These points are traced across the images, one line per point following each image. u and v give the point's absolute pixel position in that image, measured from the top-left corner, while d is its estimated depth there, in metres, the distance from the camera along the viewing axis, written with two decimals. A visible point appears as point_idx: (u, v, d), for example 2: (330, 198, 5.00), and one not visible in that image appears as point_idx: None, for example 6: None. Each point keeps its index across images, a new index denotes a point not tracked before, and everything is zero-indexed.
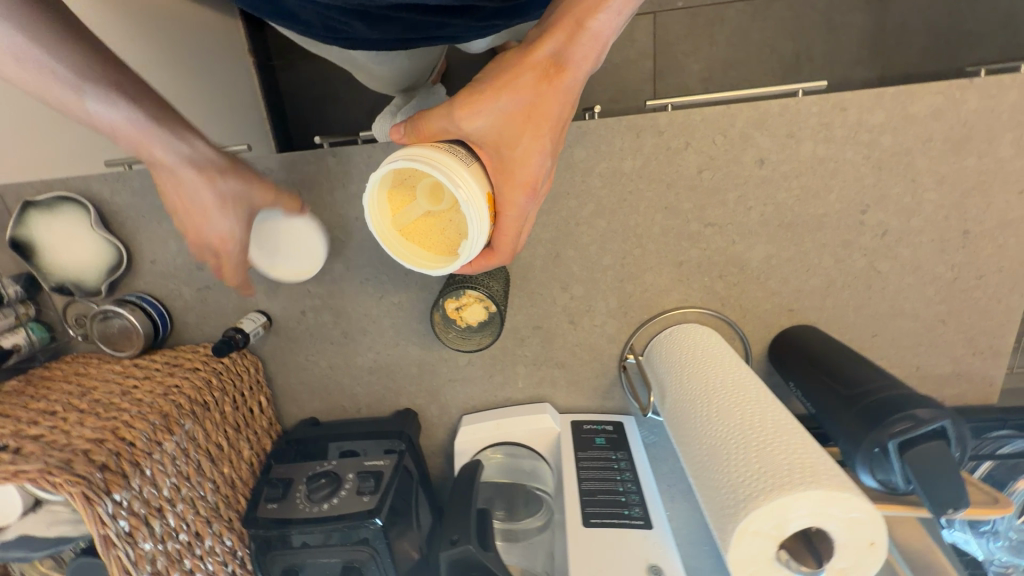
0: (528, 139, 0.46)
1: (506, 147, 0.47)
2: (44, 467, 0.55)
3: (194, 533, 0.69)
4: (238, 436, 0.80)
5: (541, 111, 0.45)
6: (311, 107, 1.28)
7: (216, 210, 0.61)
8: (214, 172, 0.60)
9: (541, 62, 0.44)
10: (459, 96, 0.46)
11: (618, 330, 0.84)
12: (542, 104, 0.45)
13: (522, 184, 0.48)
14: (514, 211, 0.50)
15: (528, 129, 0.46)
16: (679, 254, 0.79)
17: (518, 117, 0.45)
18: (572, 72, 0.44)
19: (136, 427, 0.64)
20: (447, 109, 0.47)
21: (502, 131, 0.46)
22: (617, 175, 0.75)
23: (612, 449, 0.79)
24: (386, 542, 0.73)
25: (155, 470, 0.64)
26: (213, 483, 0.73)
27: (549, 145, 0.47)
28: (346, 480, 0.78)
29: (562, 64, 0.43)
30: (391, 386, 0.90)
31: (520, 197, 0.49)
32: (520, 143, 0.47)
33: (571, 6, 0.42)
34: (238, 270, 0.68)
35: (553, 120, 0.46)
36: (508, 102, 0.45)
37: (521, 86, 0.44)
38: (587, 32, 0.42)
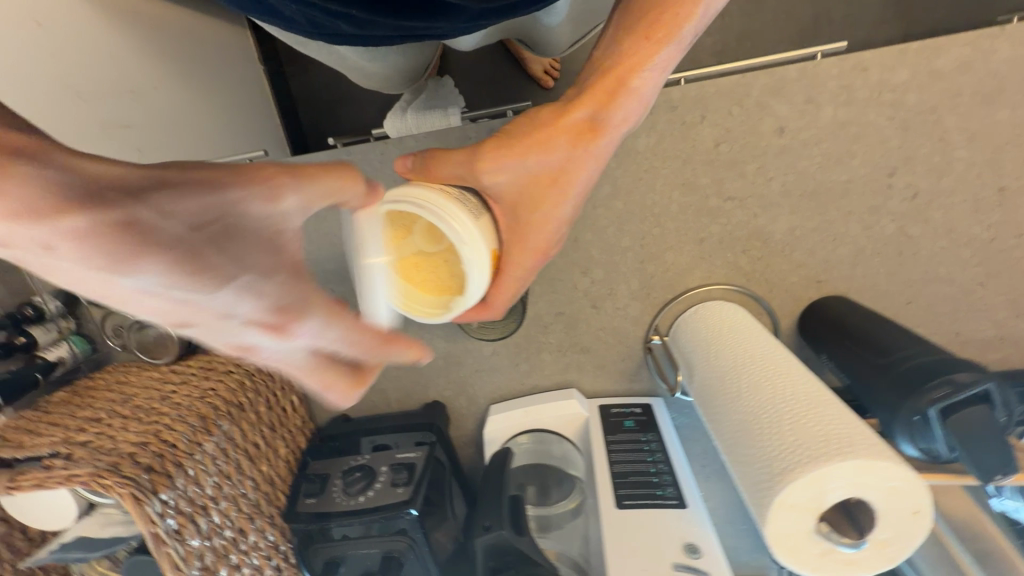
0: (551, 204, 0.51)
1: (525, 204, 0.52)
2: (94, 470, 0.57)
3: (237, 530, 0.71)
4: (274, 435, 0.82)
5: (564, 177, 0.50)
6: (323, 111, 1.29)
7: (205, 280, 0.23)
8: (135, 191, 0.22)
9: (574, 125, 0.47)
10: (486, 148, 0.51)
11: (642, 312, 0.83)
12: (568, 167, 0.49)
13: (535, 247, 0.54)
14: (521, 269, 0.55)
15: (551, 190, 0.50)
16: (700, 231, 0.77)
17: (541, 180, 0.50)
18: (604, 136, 0.48)
19: (177, 429, 0.66)
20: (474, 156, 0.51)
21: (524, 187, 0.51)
22: (631, 155, 0.74)
23: (642, 431, 0.79)
24: (422, 532, 0.74)
25: (197, 470, 0.66)
26: (252, 482, 0.75)
27: (567, 209, 0.52)
28: (379, 473, 0.79)
29: (594, 127, 0.47)
30: (419, 379, 0.92)
31: (530, 258, 0.55)
32: (540, 205, 0.51)
33: (608, 69, 0.44)
34: (355, 351, 0.30)
35: (574, 186, 0.51)
36: (534, 164, 0.49)
37: (554, 150, 0.48)
38: (623, 93, 0.45)
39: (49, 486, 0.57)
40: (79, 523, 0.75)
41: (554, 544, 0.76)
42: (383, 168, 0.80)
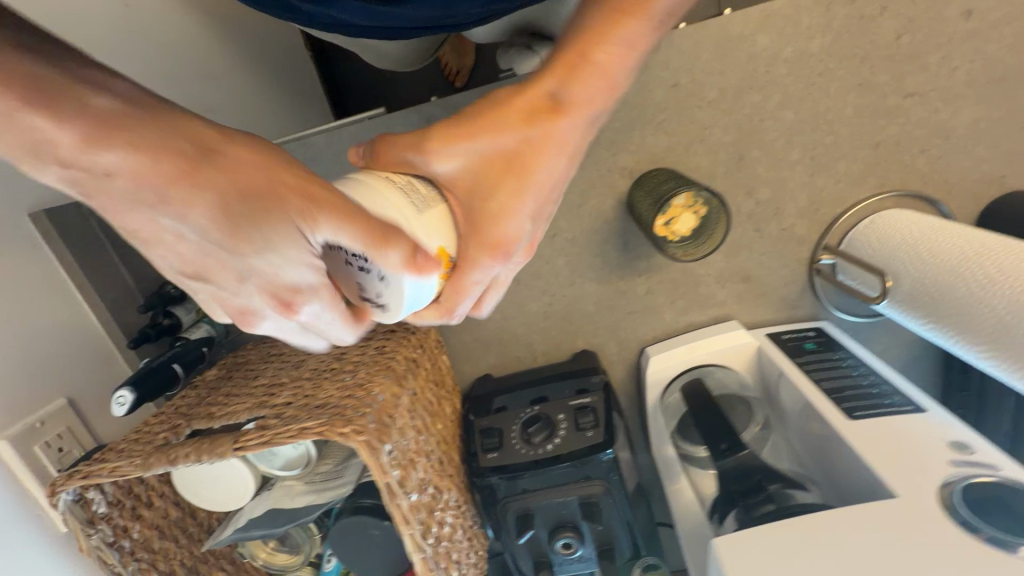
0: (506, 197, 0.49)
1: (536, 212, 0.50)
2: (324, 421, 0.54)
3: (435, 488, 0.67)
4: (441, 392, 0.79)
5: (523, 165, 0.49)
6: (387, 78, 1.23)
7: (233, 247, 0.35)
8: (175, 177, 0.32)
9: (542, 105, 0.48)
10: (519, 151, 0.48)
11: (809, 231, 0.80)
12: (525, 154, 0.48)
13: (491, 245, 0.48)
14: (478, 270, 0.49)
15: (506, 179, 0.49)
16: (875, 133, 0.74)
17: (496, 164, 0.49)
18: (571, 114, 0.48)
19: (376, 382, 0.63)
20: (509, 165, 0.49)
21: (541, 164, 0.49)
22: (805, 58, 0.70)
23: (828, 350, 0.77)
24: (618, 473, 0.72)
25: (403, 422, 0.62)
26: (436, 439, 0.72)
27: (525, 205, 0.49)
28: (560, 420, 0.75)
29: (564, 104, 0.48)
30: (568, 328, 0.88)
31: (488, 260, 0.49)
32: (495, 198, 0.49)
33: (576, 46, 0.47)
34: (339, 325, 0.42)
35: (535, 177, 0.49)
36: (486, 145, 0.48)
37: (566, 145, 0.49)
38: (591, 70, 0.46)
39: (283, 442, 0.53)
40: (260, 497, 0.72)
41: (773, 457, 0.73)
42: None
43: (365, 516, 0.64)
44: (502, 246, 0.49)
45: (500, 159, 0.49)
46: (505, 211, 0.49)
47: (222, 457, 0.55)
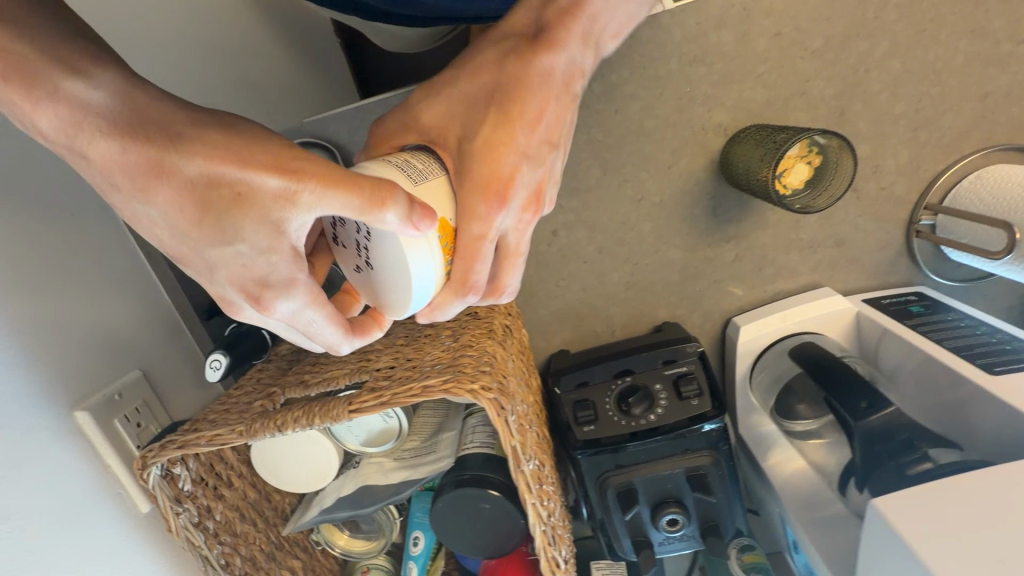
0: (490, 131, 0.42)
1: (534, 153, 0.42)
2: (447, 379, 0.50)
3: (541, 460, 0.63)
4: (528, 363, 0.74)
5: (511, 100, 0.42)
6: None
7: (154, 205, 0.33)
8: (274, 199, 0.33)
9: (523, 46, 0.44)
10: (504, 85, 0.43)
11: (909, 191, 0.76)
12: (514, 88, 0.42)
13: (484, 185, 0.40)
14: (475, 222, 0.41)
15: (496, 115, 0.42)
16: (985, 83, 0.71)
17: (484, 107, 0.43)
18: (555, 50, 0.42)
19: (482, 343, 0.59)
20: (495, 98, 0.43)
21: (532, 95, 0.42)
22: (917, 2, 0.67)
23: (935, 312, 0.73)
24: (725, 444, 0.69)
25: (514, 386, 0.58)
26: (533, 410, 0.67)
27: (519, 141, 0.41)
28: (659, 390, 0.71)
29: (548, 42, 0.42)
30: (650, 300, 0.84)
31: (484, 206, 0.40)
32: (483, 133, 0.42)
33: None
34: (328, 326, 0.40)
35: (527, 109, 0.42)
36: (473, 92, 0.44)
37: (556, 74, 0.43)
38: (570, 12, 0.43)
39: (405, 402, 0.49)
40: (347, 475, 0.67)
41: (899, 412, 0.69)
42: (631, 54, 0.70)
43: (477, 488, 0.60)
44: (497, 185, 0.41)
45: (486, 94, 0.43)
46: (500, 148, 0.41)
47: (336, 421, 0.50)
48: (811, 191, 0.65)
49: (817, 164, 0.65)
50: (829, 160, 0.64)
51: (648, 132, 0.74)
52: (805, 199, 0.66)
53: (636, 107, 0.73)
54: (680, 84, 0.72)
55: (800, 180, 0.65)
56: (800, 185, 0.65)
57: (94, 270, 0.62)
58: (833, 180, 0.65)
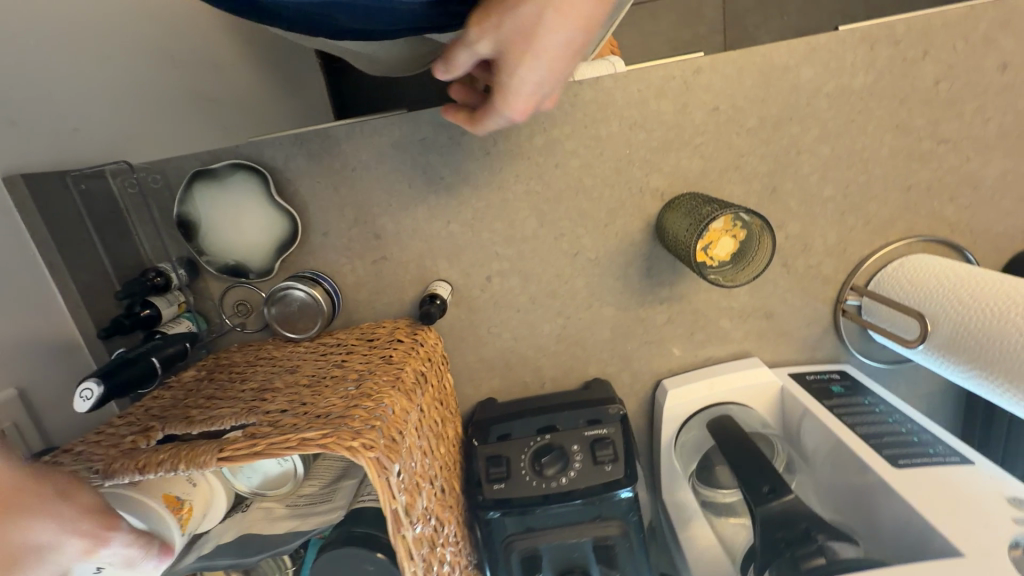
0: (523, 69, 0.47)
1: (557, 75, 0.49)
2: (328, 432, 0.47)
3: (437, 520, 0.59)
4: (446, 413, 0.72)
5: (541, 43, 0.45)
6: (397, 85, 1.20)
7: None
8: None
9: None
10: (537, 25, 0.44)
11: (836, 271, 0.77)
12: (546, 30, 0.44)
13: (516, 111, 0.52)
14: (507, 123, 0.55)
15: (528, 52, 0.46)
16: (908, 177, 0.73)
17: (522, 41, 0.45)
18: None
19: (383, 392, 0.56)
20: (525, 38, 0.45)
21: (564, 33, 0.45)
22: (846, 95, 0.70)
23: (855, 394, 0.73)
24: (636, 514, 0.67)
25: (412, 441, 0.55)
26: (439, 465, 0.64)
27: (545, 74, 0.48)
28: (575, 452, 0.69)
29: None
30: (581, 355, 0.83)
31: (514, 118, 0.53)
32: (516, 71, 0.47)
33: None
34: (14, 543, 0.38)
35: (554, 50, 0.46)
36: (512, 23, 0.44)
37: (582, 7, 0.43)
38: None
39: (279, 454, 0.46)
40: (230, 521, 0.62)
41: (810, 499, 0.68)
42: (572, 112, 0.71)
43: (363, 548, 0.56)
44: (522, 115, 0.52)
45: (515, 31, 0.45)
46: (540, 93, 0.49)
47: (202, 468, 0.47)
48: (735, 267, 0.66)
49: (745, 239, 0.65)
50: (755, 237, 0.65)
51: (586, 189, 0.74)
52: (729, 276, 0.66)
53: (575, 163, 0.73)
54: (619, 146, 0.72)
55: (725, 255, 0.66)
56: (724, 260, 0.66)
57: None
58: (757, 255, 0.66)
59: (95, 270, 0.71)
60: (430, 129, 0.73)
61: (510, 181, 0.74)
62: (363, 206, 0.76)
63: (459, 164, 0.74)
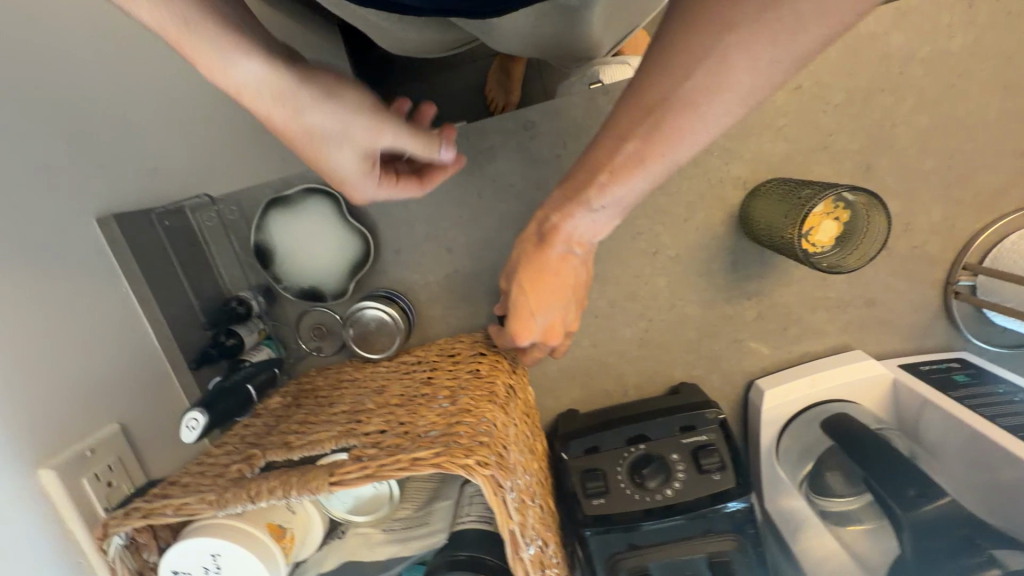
0: (527, 301, 0.57)
1: (582, 243, 0.53)
2: (440, 451, 0.45)
3: (544, 541, 0.56)
4: (534, 427, 0.68)
5: (535, 277, 0.56)
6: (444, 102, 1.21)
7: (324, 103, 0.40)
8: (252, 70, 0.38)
9: (531, 237, 0.56)
10: (529, 267, 0.56)
11: (943, 250, 0.71)
12: (538, 271, 0.56)
13: (525, 331, 0.59)
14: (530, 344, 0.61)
15: (531, 290, 0.57)
16: (1021, 141, 0.67)
17: (524, 280, 0.57)
18: (556, 242, 0.53)
19: (481, 407, 0.54)
20: (537, 252, 0.55)
21: (548, 277, 0.56)
22: (944, 58, 0.65)
23: (983, 383, 0.66)
24: (748, 526, 0.62)
25: (516, 458, 0.52)
26: (538, 481, 0.61)
27: (547, 306, 0.58)
28: (676, 461, 0.65)
29: (551, 237, 0.53)
30: (665, 359, 0.78)
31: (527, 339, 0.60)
32: (521, 303, 0.58)
33: (595, 151, 0.46)
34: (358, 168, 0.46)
35: (550, 284, 0.56)
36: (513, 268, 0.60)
37: (558, 243, 0.53)
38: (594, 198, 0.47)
39: (391, 476, 0.44)
40: (329, 548, 0.61)
41: None
42: None
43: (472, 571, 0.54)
44: (526, 333, 0.59)
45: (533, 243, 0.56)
46: (518, 316, 0.58)
47: (315, 494, 0.45)
48: (836, 255, 0.61)
49: (847, 223, 0.61)
50: (858, 219, 0.61)
51: (662, 185, 0.71)
52: (833, 263, 0.61)
53: None
54: None
55: (826, 241, 0.61)
56: (826, 247, 0.61)
57: (76, 319, 0.60)
58: (862, 238, 0.61)
59: (181, 302, 0.72)
60: (497, 138, 0.72)
61: None
62: (433, 220, 0.75)
63: (528, 170, 0.73)
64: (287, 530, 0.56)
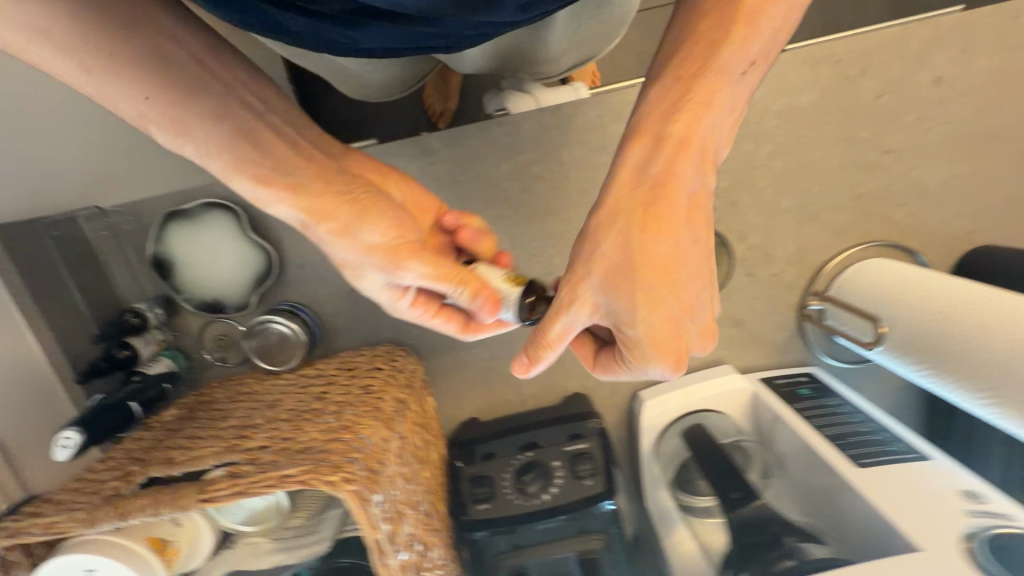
0: (690, 280, 0.44)
1: (705, 172, 0.45)
2: (309, 467, 0.48)
3: (424, 545, 0.61)
4: (427, 438, 0.73)
5: (659, 261, 0.43)
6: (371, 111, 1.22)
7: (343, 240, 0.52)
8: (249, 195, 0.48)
9: (635, 202, 0.44)
10: (643, 246, 0.43)
11: (798, 277, 0.81)
12: (651, 245, 0.43)
13: (673, 352, 0.45)
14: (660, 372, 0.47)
15: (664, 275, 0.43)
16: (858, 186, 0.77)
17: (629, 266, 0.44)
18: (682, 183, 0.44)
19: (363, 423, 0.58)
20: (653, 200, 0.44)
21: (677, 235, 0.44)
22: (794, 111, 0.74)
23: (822, 396, 0.76)
24: (616, 525, 0.69)
25: (392, 470, 0.56)
26: (424, 489, 0.66)
27: (694, 275, 0.45)
28: (556, 467, 0.71)
29: (673, 183, 0.43)
30: (559, 371, 0.85)
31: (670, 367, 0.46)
32: (682, 289, 0.44)
33: (660, 127, 0.44)
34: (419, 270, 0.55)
35: (670, 257, 0.44)
36: (619, 254, 0.44)
37: (682, 198, 0.44)
38: (690, 145, 0.43)
39: (259, 492, 0.47)
40: (218, 557, 0.63)
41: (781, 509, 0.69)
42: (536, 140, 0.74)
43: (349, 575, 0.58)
44: (675, 351, 0.45)
45: (631, 193, 0.45)
46: (664, 296, 0.44)
47: (184, 510, 0.47)
48: None
49: None
50: None
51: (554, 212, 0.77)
52: None
53: (542, 187, 0.76)
54: (583, 169, 0.75)
55: None
56: None
57: None
58: None
59: (71, 313, 0.71)
60: (400, 161, 0.75)
61: (481, 207, 0.77)
62: None
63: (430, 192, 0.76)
64: (172, 543, 0.58)
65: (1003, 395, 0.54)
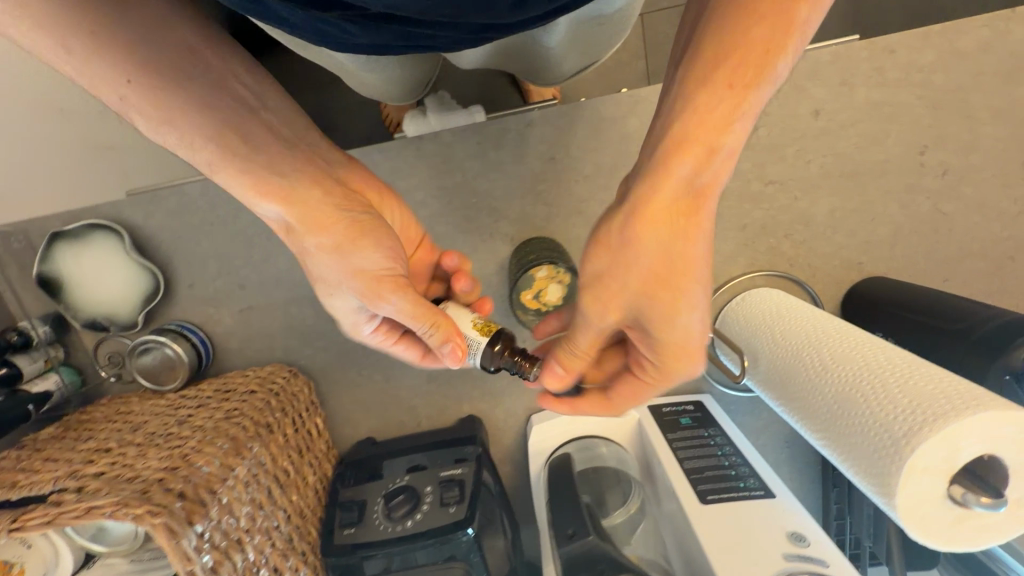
0: (694, 295, 0.40)
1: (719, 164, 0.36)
2: (120, 499, 0.49)
3: (272, 570, 0.62)
4: (302, 460, 0.73)
5: (676, 274, 0.39)
6: None
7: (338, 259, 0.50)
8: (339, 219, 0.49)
9: (670, 208, 0.37)
10: (662, 265, 0.39)
11: None
12: (676, 261, 0.39)
13: (689, 354, 0.44)
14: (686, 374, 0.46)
15: (670, 291, 0.40)
16: (742, 216, 0.77)
17: (652, 281, 0.40)
18: (709, 198, 0.37)
19: (206, 451, 0.58)
20: (690, 207, 0.37)
21: (695, 254, 0.39)
22: None
23: (702, 426, 0.75)
24: (478, 555, 0.68)
25: (231, 498, 0.57)
26: (285, 514, 0.66)
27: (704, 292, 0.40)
28: (425, 493, 0.71)
29: (696, 193, 0.37)
30: (451, 393, 0.85)
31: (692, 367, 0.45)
32: (676, 307, 0.41)
33: (681, 130, 0.35)
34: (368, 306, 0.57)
35: (696, 272, 0.39)
36: (634, 271, 0.40)
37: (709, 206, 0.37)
38: (719, 152, 0.35)
39: (64, 523, 0.48)
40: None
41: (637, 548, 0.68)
42: (419, 166, 0.75)
43: None
44: (689, 356, 0.44)
45: (670, 201, 0.37)
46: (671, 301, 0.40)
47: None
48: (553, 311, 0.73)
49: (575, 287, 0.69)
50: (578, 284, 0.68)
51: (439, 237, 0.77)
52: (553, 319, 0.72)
53: (424, 213, 0.76)
54: (465, 195, 0.76)
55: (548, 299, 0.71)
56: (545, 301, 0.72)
57: None
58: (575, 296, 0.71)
59: None
60: None
61: None
62: (226, 258, 0.79)
63: None
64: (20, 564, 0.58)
65: (855, 457, 0.50)
